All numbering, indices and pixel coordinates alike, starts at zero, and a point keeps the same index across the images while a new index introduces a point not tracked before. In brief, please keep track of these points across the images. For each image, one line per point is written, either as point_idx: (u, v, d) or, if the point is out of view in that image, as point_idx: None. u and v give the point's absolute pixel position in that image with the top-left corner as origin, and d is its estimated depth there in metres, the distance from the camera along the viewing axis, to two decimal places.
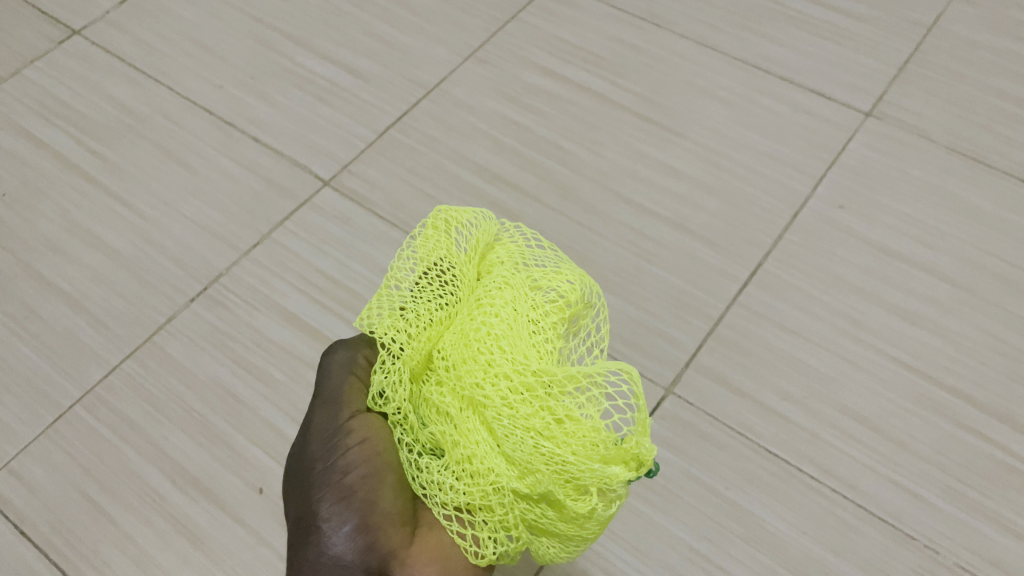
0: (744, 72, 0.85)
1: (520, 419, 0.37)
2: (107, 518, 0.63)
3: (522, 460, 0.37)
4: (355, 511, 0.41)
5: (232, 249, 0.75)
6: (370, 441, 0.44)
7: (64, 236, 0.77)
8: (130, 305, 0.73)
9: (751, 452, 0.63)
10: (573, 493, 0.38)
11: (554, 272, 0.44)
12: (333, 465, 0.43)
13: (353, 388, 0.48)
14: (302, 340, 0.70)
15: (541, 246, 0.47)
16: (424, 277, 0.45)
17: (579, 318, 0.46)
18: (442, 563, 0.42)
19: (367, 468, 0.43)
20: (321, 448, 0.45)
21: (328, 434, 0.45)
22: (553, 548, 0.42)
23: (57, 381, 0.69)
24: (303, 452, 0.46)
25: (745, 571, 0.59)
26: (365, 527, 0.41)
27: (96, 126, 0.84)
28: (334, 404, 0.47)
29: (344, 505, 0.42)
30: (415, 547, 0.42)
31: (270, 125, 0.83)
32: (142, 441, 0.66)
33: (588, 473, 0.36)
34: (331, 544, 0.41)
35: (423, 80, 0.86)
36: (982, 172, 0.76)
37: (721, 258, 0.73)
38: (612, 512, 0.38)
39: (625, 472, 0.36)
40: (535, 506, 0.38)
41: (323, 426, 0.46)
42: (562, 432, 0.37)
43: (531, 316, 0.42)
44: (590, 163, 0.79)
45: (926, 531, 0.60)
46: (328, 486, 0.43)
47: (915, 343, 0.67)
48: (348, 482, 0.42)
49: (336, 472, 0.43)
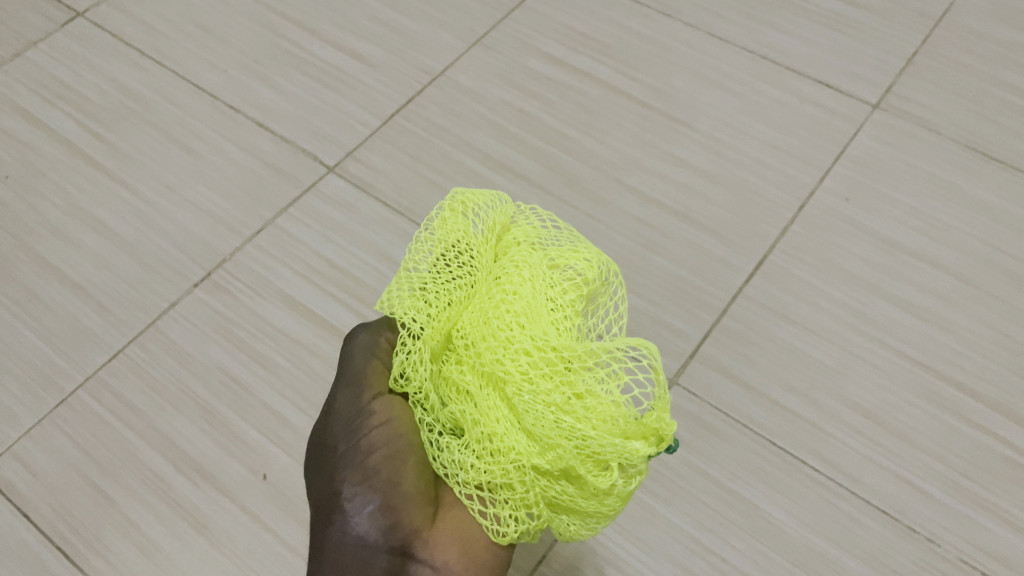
0: (750, 62, 0.84)
1: (540, 394, 0.37)
2: (110, 503, 0.64)
3: (543, 436, 0.37)
4: (378, 491, 0.41)
5: (235, 234, 0.75)
6: (392, 423, 0.44)
7: (66, 219, 0.77)
8: (132, 289, 0.73)
9: (754, 443, 0.63)
10: (594, 469, 0.38)
11: (570, 251, 0.45)
12: (356, 446, 0.43)
13: (375, 371, 0.47)
14: (305, 326, 0.70)
15: (556, 228, 0.47)
16: (442, 260, 0.45)
17: (596, 296, 0.46)
18: (462, 543, 0.42)
19: (389, 449, 0.43)
20: (343, 429, 0.45)
21: (351, 416, 0.45)
22: (572, 526, 0.42)
23: (60, 365, 0.69)
24: (326, 434, 0.46)
25: (747, 561, 0.60)
26: (387, 507, 0.41)
27: (98, 109, 0.84)
28: (357, 385, 0.47)
29: (367, 484, 0.42)
30: (437, 528, 0.42)
31: (274, 109, 0.83)
32: (145, 426, 0.66)
33: (608, 448, 0.36)
34: (354, 524, 0.41)
35: (428, 67, 0.85)
36: (987, 165, 0.76)
37: (726, 249, 0.72)
38: (632, 487, 0.38)
39: (646, 448, 0.36)
40: (555, 483, 0.39)
41: (345, 407, 0.46)
42: (582, 406, 0.37)
43: (549, 296, 0.42)
44: (595, 152, 0.79)
45: (927, 524, 0.60)
46: (351, 467, 0.43)
47: (919, 336, 0.67)
48: (371, 463, 0.42)
49: (359, 452, 0.43)
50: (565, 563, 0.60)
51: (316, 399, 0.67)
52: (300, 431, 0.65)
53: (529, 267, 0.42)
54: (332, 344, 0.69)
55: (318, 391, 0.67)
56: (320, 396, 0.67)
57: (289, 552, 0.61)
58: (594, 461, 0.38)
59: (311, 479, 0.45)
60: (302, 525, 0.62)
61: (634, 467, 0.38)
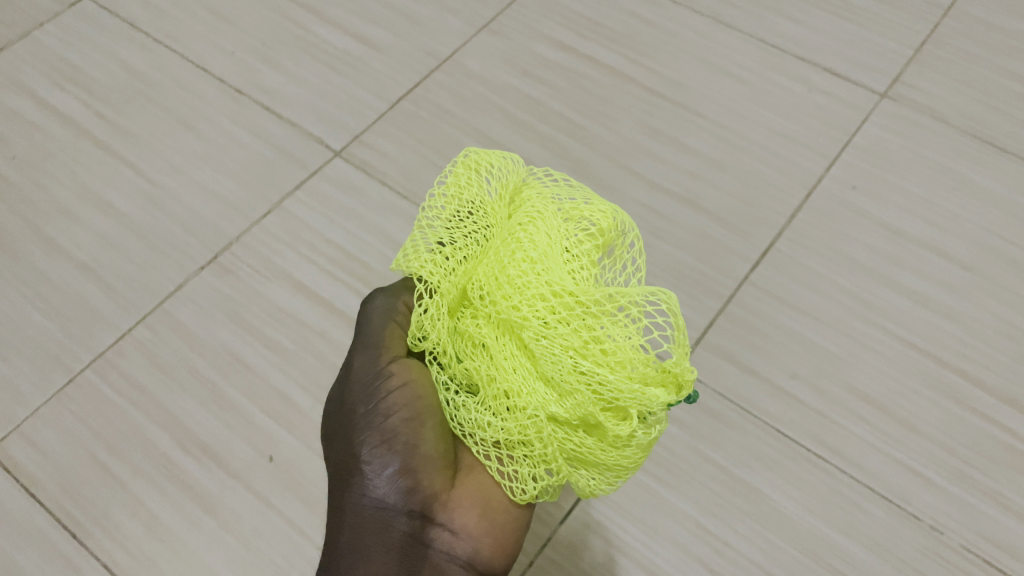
0: (758, 49, 0.84)
1: (558, 339, 0.37)
2: (118, 482, 0.64)
3: (561, 382, 0.37)
4: (397, 453, 0.41)
5: (243, 217, 0.75)
6: (411, 385, 0.43)
7: (74, 200, 0.77)
8: (139, 270, 0.73)
9: (759, 430, 0.64)
10: (614, 417, 0.37)
11: (585, 204, 0.44)
12: (373, 408, 0.43)
13: (393, 334, 0.47)
14: (312, 310, 0.70)
15: (570, 184, 0.46)
16: (456, 219, 0.44)
17: (614, 248, 0.45)
18: (483, 505, 0.43)
19: (408, 412, 0.42)
20: (360, 392, 0.44)
21: (369, 378, 0.44)
22: (592, 481, 0.41)
23: (67, 345, 0.69)
24: (342, 396, 0.45)
25: (751, 546, 0.60)
26: (407, 469, 0.41)
27: (105, 90, 0.84)
28: (374, 348, 0.46)
29: (386, 447, 0.42)
30: (456, 491, 0.43)
31: (281, 92, 0.83)
32: (153, 406, 0.67)
33: (627, 393, 0.36)
34: (373, 486, 0.41)
35: (435, 51, 0.85)
36: (995, 155, 0.76)
37: (733, 236, 0.73)
38: (653, 437, 0.38)
39: (666, 395, 0.36)
40: (574, 434, 0.38)
41: (362, 370, 0.45)
42: (601, 352, 0.37)
43: (566, 244, 0.41)
44: (603, 138, 0.79)
45: (931, 511, 0.60)
46: (369, 429, 0.42)
47: (924, 325, 0.68)
48: (390, 425, 0.42)
49: (377, 414, 0.42)
50: (571, 546, 0.61)
51: (323, 381, 0.67)
52: (307, 413, 0.66)
53: (544, 217, 0.41)
54: (339, 327, 0.69)
55: (325, 374, 0.67)
56: (327, 378, 0.67)
57: (296, 533, 0.62)
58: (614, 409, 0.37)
59: (328, 441, 0.45)
60: (309, 506, 0.62)
61: (653, 415, 0.37)
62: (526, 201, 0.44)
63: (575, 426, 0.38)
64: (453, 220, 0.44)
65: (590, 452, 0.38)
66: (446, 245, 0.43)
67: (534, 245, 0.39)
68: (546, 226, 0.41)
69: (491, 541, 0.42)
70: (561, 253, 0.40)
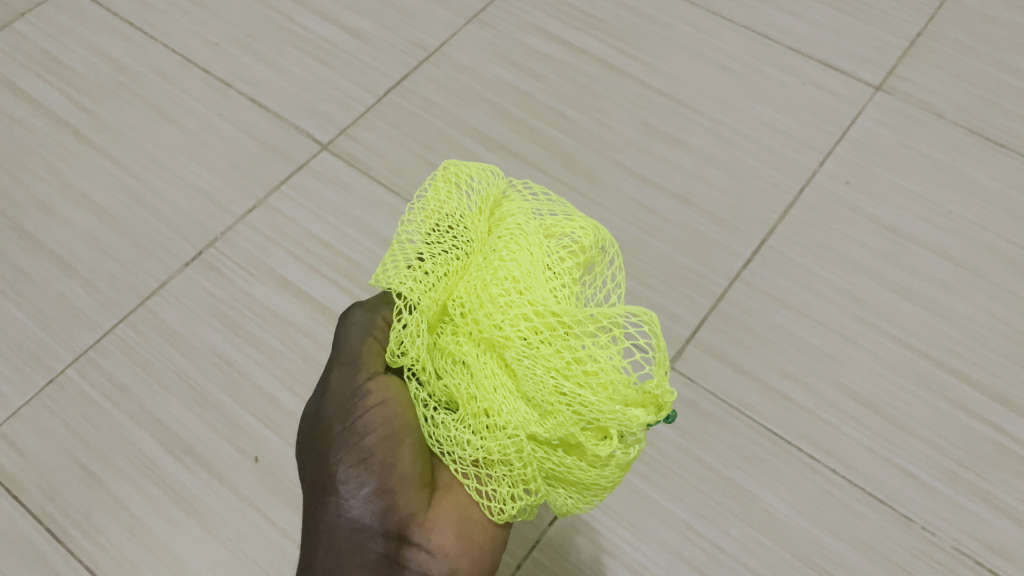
0: (751, 41, 0.83)
1: (539, 359, 0.36)
2: (100, 485, 0.63)
3: (542, 402, 0.36)
4: (373, 474, 0.41)
5: (227, 213, 0.74)
6: (389, 404, 0.43)
7: (55, 196, 0.75)
8: (121, 268, 0.72)
9: (750, 430, 0.63)
10: (594, 438, 0.36)
11: (566, 219, 0.43)
12: (350, 427, 0.42)
13: (371, 350, 0.46)
14: (297, 307, 0.69)
15: (551, 199, 0.45)
16: (435, 232, 0.43)
17: (595, 264, 0.44)
18: (461, 524, 0.41)
19: (385, 430, 0.42)
20: (337, 409, 0.43)
21: (346, 395, 0.44)
22: (571, 499, 0.40)
23: (48, 344, 0.68)
24: (319, 413, 0.44)
25: (741, 549, 0.59)
26: (383, 489, 0.40)
27: (87, 82, 0.82)
28: (351, 364, 0.45)
29: (362, 467, 0.41)
30: (434, 510, 0.42)
31: (267, 85, 0.81)
32: (135, 407, 0.66)
33: (608, 414, 0.35)
34: (349, 506, 0.40)
35: (423, 43, 0.84)
36: (989, 150, 0.75)
37: (724, 233, 0.72)
38: (632, 457, 0.37)
39: (647, 415, 0.35)
40: (554, 454, 0.37)
41: (340, 387, 0.44)
42: (583, 373, 0.36)
43: (547, 261, 0.40)
44: (593, 132, 0.78)
45: (922, 512, 0.60)
46: (346, 448, 0.42)
47: (917, 323, 0.67)
48: (367, 445, 0.41)
49: (354, 433, 0.42)
50: (560, 549, 0.60)
51: (309, 382, 0.66)
52: (292, 414, 0.65)
53: (525, 235, 0.41)
54: (325, 326, 0.68)
55: (310, 374, 0.66)
56: (313, 378, 0.66)
57: (281, 536, 0.61)
58: (595, 429, 0.37)
59: (303, 461, 0.44)
60: (294, 508, 0.62)
61: (633, 435, 0.37)
62: (507, 217, 0.43)
63: (555, 445, 0.37)
64: (432, 233, 0.43)
65: (570, 472, 0.37)
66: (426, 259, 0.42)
67: (516, 264, 0.39)
68: (527, 244, 0.40)
69: (468, 561, 0.41)
70: (542, 271, 0.39)
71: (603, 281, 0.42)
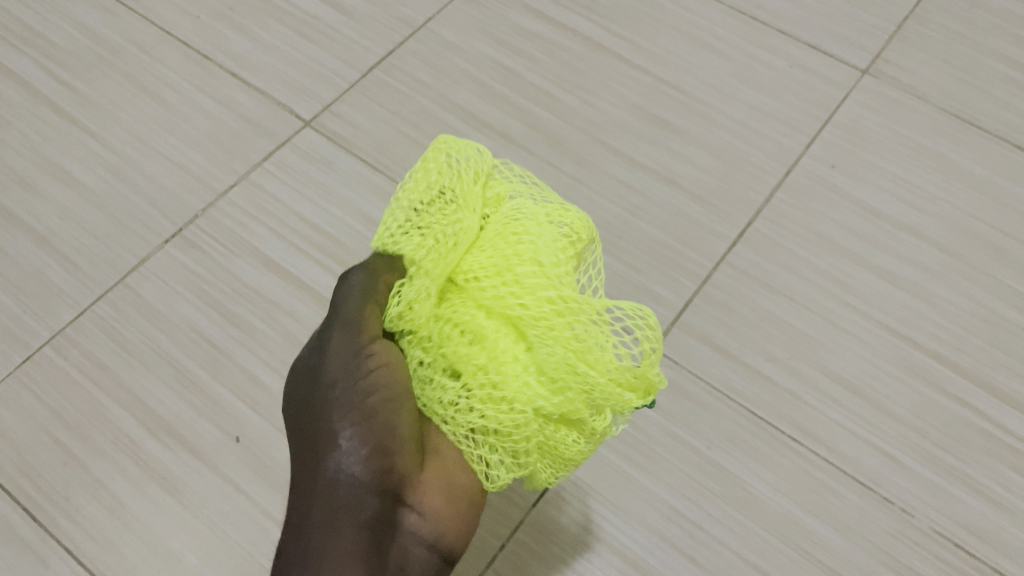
0: (740, 23, 0.82)
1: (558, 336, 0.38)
2: (78, 463, 0.62)
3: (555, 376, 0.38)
4: (375, 436, 0.39)
5: (208, 189, 0.73)
6: (391, 366, 0.40)
7: (32, 170, 0.74)
8: (100, 244, 0.70)
9: (733, 412, 0.63)
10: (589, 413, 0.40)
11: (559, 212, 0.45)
12: (351, 385, 0.40)
13: (374, 310, 0.42)
14: (279, 285, 0.68)
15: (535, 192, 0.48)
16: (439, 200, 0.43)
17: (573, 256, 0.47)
18: (451, 494, 0.41)
19: (389, 393, 0.40)
20: (337, 366, 0.40)
21: (349, 354, 0.40)
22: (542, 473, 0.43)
23: (25, 321, 0.67)
24: (315, 370, 0.41)
25: (723, 530, 0.60)
26: (383, 452, 0.39)
27: (64, 54, 0.80)
28: (352, 324, 0.41)
29: (365, 428, 0.39)
30: (424, 476, 0.40)
31: (249, 59, 0.80)
32: (115, 385, 0.65)
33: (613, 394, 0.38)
34: (348, 469, 0.38)
35: (409, 19, 0.82)
36: (975, 136, 0.75)
37: (710, 215, 0.71)
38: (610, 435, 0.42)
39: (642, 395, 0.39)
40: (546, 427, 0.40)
41: (340, 346, 0.41)
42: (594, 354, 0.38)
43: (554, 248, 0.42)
44: (580, 112, 0.77)
45: (903, 495, 0.60)
46: (347, 408, 0.39)
47: (901, 308, 0.67)
48: (371, 406, 0.39)
49: (357, 392, 0.39)
50: (543, 529, 0.60)
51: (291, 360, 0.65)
52: (274, 392, 0.64)
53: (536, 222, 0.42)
54: (308, 305, 0.67)
55: (292, 351, 0.66)
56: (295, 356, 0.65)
57: (262, 515, 0.60)
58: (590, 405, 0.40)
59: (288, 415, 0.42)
60: (276, 487, 0.61)
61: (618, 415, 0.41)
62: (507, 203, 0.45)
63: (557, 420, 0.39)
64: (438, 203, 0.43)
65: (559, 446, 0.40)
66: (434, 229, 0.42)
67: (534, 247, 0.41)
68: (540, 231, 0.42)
69: (456, 528, 0.41)
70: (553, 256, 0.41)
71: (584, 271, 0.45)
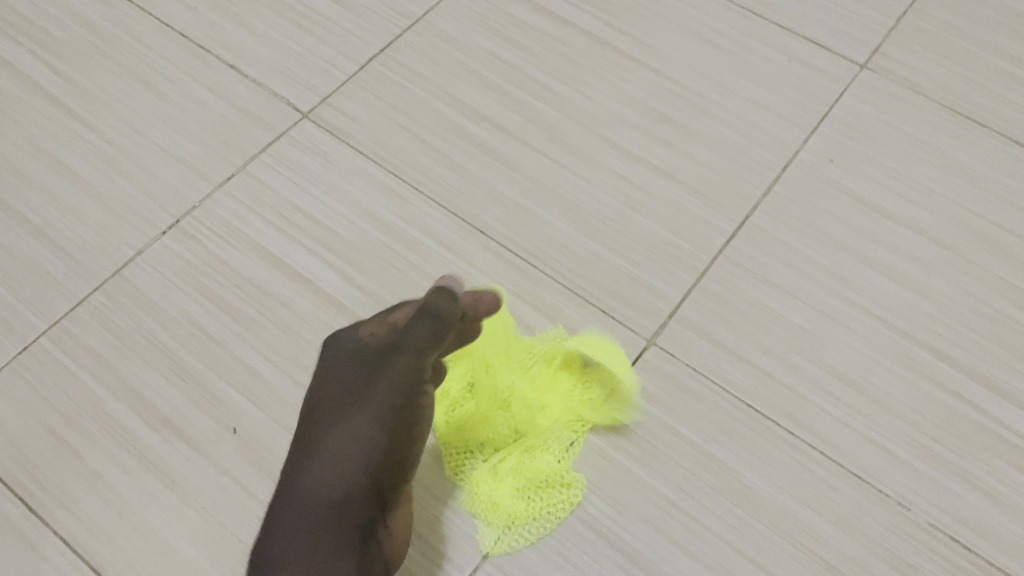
0: (738, 16, 0.82)
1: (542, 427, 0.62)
2: (74, 455, 0.62)
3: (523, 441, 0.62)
4: (407, 459, 0.54)
5: (205, 181, 0.73)
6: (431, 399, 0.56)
7: (28, 161, 0.74)
8: (97, 236, 0.70)
9: (730, 406, 0.63)
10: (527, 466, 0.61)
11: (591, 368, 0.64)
12: (410, 411, 0.54)
13: (443, 347, 0.57)
14: (276, 277, 0.68)
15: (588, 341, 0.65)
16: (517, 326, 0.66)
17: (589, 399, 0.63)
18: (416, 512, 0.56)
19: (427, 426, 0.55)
20: (397, 388, 0.54)
21: (411, 381, 0.55)
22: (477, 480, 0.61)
23: (21, 312, 0.67)
24: (379, 371, 0.55)
25: (720, 523, 0.59)
26: (399, 470, 0.53)
27: (60, 45, 0.80)
28: (420, 353, 0.55)
29: (401, 447, 0.53)
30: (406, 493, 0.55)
31: (246, 50, 0.80)
32: (110, 376, 0.65)
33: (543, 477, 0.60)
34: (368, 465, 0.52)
35: (407, 11, 0.82)
36: (973, 130, 0.75)
37: (707, 209, 0.71)
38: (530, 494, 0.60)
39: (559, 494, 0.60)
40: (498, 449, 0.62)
41: (410, 371, 0.55)
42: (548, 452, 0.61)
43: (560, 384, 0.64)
44: (578, 105, 0.77)
45: (899, 488, 0.60)
46: (400, 427, 0.53)
47: (898, 302, 0.67)
48: (415, 433, 0.54)
49: (411, 415, 0.54)
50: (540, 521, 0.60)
51: (288, 352, 0.65)
52: (271, 384, 0.64)
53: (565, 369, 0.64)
54: (305, 297, 0.67)
55: (289, 343, 0.65)
56: (292, 348, 0.65)
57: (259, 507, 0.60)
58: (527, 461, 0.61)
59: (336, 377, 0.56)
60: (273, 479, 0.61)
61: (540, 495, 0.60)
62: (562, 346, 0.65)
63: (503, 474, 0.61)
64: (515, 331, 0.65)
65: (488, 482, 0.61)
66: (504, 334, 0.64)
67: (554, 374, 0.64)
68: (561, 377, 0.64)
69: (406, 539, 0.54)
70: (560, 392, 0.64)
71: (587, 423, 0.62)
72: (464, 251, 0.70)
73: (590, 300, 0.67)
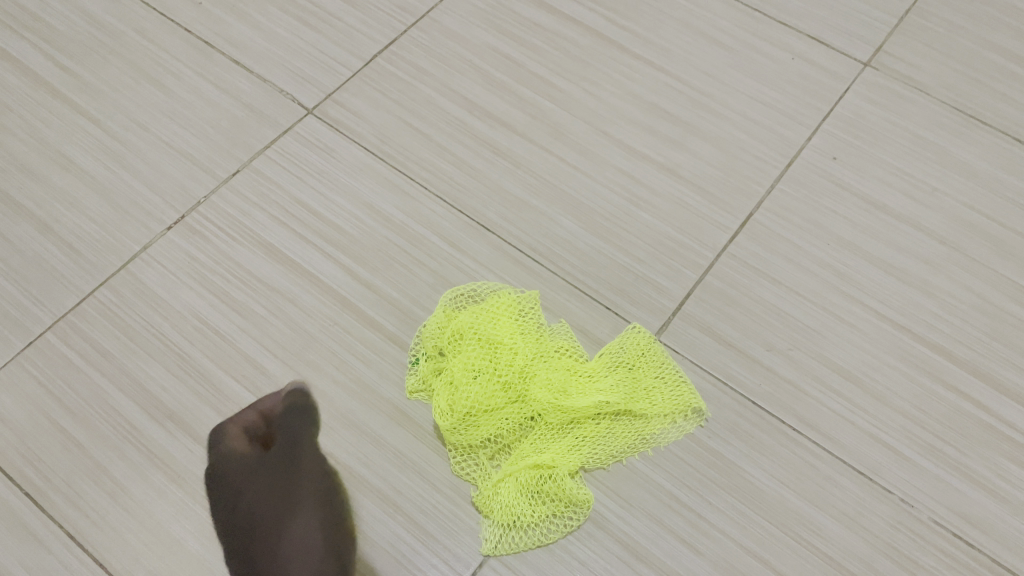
0: (741, 14, 0.83)
1: (544, 435, 0.62)
2: (80, 449, 0.62)
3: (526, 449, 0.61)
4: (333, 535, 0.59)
5: (211, 177, 0.73)
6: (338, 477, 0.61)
7: (33, 155, 0.74)
8: (102, 231, 0.70)
9: (733, 402, 0.63)
10: (533, 474, 0.60)
11: (596, 375, 0.63)
12: (325, 492, 0.61)
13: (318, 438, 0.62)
14: (281, 273, 0.68)
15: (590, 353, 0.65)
16: (522, 330, 0.65)
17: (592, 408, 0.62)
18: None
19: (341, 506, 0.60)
20: (313, 472, 0.61)
21: (326, 484, 0.61)
22: (487, 487, 0.60)
23: (27, 307, 0.67)
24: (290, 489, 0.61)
25: (724, 519, 0.60)
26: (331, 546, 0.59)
27: (64, 40, 0.80)
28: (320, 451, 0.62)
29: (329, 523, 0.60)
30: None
31: (251, 46, 0.80)
32: (116, 371, 0.65)
33: (548, 484, 0.59)
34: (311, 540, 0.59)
35: (411, 7, 0.82)
36: (975, 129, 0.75)
37: (711, 206, 0.72)
38: (535, 506, 0.59)
39: (564, 505, 0.59)
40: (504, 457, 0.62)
41: (316, 458, 0.62)
42: (556, 457, 0.60)
43: (568, 388, 0.62)
44: (582, 102, 0.77)
45: (901, 485, 0.61)
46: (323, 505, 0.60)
47: (900, 299, 0.68)
48: (338, 511, 0.60)
49: (329, 495, 0.60)
50: None
51: (294, 348, 0.65)
52: (277, 379, 0.64)
53: (572, 373, 0.63)
54: (310, 293, 0.67)
55: (295, 339, 0.66)
56: (298, 344, 0.65)
57: None
58: (535, 469, 0.60)
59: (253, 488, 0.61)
60: None
61: (546, 506, 0.59)
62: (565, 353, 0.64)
63: (512, 481, 0.60)
64: (519, 335, 0.64)
65: (497, 488, 0.60)
66: (507, 342, 0.64)
67: (561, 379, 0.63)
68: (569, 381, 0.63)
69: None
70: (568, 395, 0.62)
71: (591, 429, 0.62)
72: (469, 247, 0.70)
73: (594, 296, 0.68)
